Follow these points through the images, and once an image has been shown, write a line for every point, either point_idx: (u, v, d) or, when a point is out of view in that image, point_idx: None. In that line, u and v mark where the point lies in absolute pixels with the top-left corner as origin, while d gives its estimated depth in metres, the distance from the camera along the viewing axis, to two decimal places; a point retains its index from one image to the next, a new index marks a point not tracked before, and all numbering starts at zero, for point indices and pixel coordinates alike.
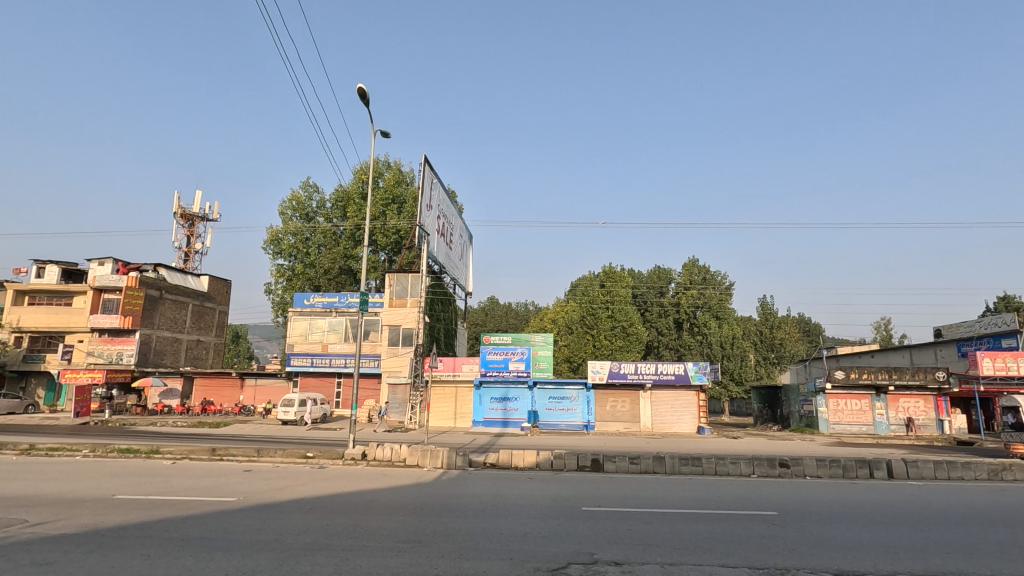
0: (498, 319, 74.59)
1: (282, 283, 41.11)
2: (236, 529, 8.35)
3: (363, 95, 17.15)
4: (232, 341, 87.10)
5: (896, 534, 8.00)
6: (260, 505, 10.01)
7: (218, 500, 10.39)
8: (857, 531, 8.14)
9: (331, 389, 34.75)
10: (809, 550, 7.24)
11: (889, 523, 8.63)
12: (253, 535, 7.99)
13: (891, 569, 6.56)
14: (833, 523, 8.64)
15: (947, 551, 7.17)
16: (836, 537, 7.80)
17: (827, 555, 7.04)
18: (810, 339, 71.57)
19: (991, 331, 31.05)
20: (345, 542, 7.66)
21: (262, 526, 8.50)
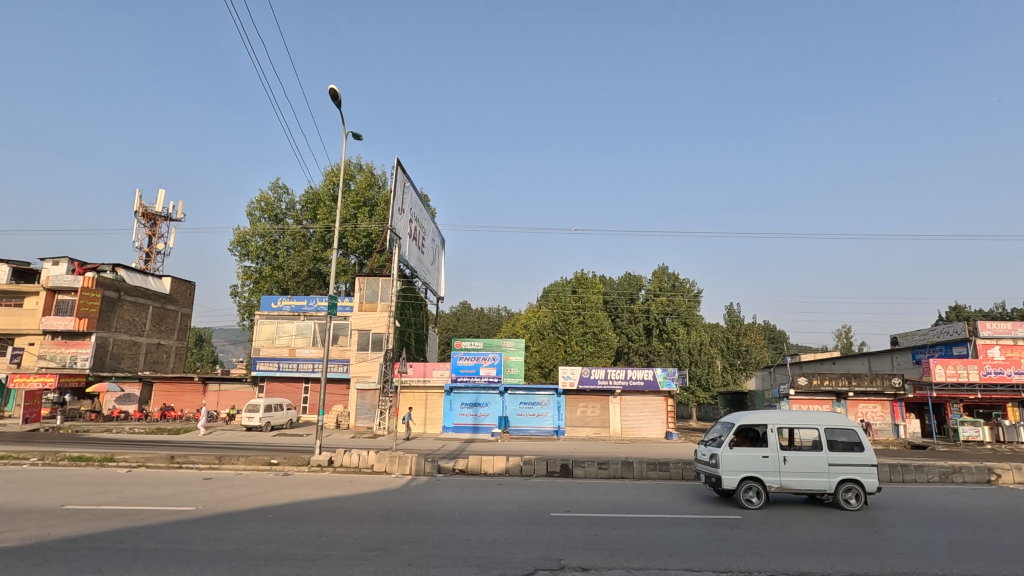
0: (469, 324, 74.88)
1: (248, 286, 40.01)
2: (193, 539, 7.96)
3: (333, 95, 16.87)
4: (194, 345, 84.80)
5: (853, 535, 8.12)
6: (220, 515, 9.56)
7: (174, 510, 9.89)
8: (815, 533, 8.23)
9: (298, 394, 33.92)
10: (771, 552, 7.28)
11: (844, 525, 8.76)
12: (210, 546, 7.61)
13: (846, 569, 6.61)
14: (793, 525, 8.73)
15: (904, 552, 7.24)
16: (796, 539, 7.87)
17: (790, 556, 7.08)
18: (775, 345, 73.46)
19: (942, 340, 32.21)
20: (308, 552, 7.35)
21: (220, 536, 8.12)
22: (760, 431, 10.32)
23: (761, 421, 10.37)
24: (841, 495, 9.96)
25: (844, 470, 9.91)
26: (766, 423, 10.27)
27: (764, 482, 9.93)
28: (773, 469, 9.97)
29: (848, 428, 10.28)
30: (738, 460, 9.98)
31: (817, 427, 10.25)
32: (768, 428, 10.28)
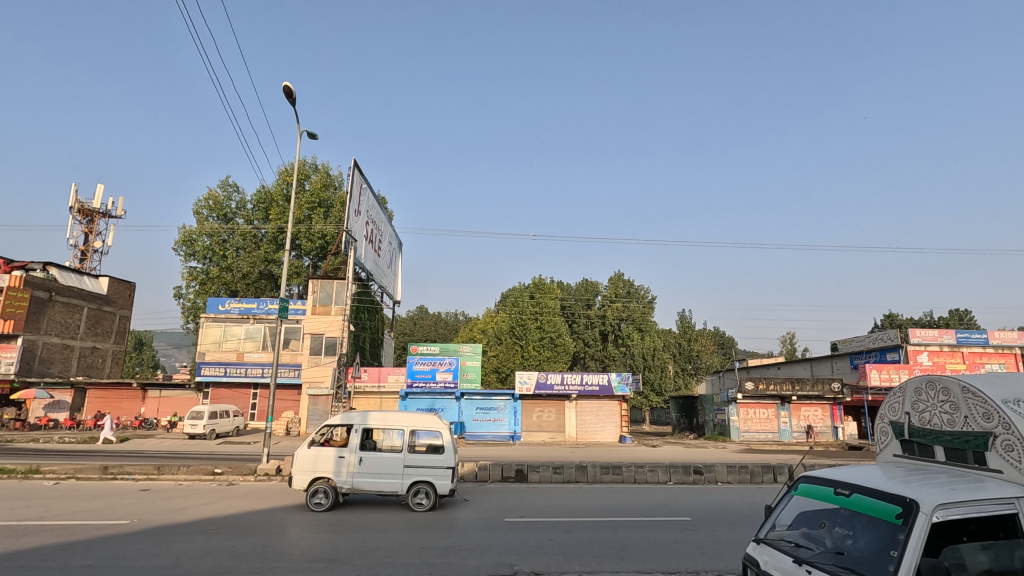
0: (426, 329, 74.15)
1: (193, 287, 38.22)
2: (128, 554, 7.48)
3: (287, 93, 16.44)
4: (133, 350, 80.26)
5: None
6: (157, 528, 9.04)
7: (107, 523, 9.26)
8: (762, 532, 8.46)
9: (246, 400, 32.66)
10: (719, 552, 7.40)
11: None
12: (148, 561, 7.17)
13: None
14: (740, 526, 8.95)
15: None
16: (742, 540, 8.03)
17: (736, 556, 7.22)
18: (724, 350, 75.91)
19: (877, 346, 34.05)
20: (254, 564, 7.03)
21: (158, 551, 7.66)
22: (348, 432, 10.65)
23: (351, 423, 10.72)
24: (415, 495, 10.33)
25: (415, 471, 10.26)
26: (353, 425, 10.63)
27: (335, 482, 10.25)
28: (346, 470, 10.31)
29: (434, 431, 10.72)
30: (313, 460, 10.31)
31: (404, 429, 10.65)
32: (353, 429, 10.60)
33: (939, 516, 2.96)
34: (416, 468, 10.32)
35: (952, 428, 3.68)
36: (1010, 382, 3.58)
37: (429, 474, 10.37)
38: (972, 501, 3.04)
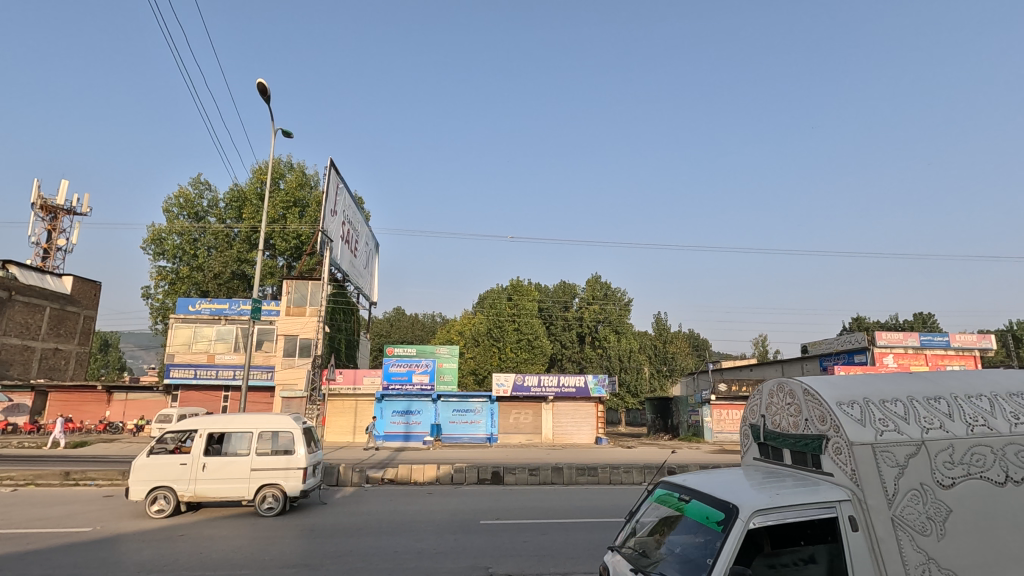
0: (403, 331, 73.61)
1: (162, 287, 37.17)
2: (89, 563, 7.16)
3: (262, 90, 16.14)
4: (98, 352, 77.67)
5: None
6: (121, 535, 8.70)
7: (69, 531, 8.87)
8: None
9: (216, 403, 31.79)
10: None
11: None
12: (110, 569, 6.88)
13: None
14: None
15: None
16: None
17: None
18: (698, 352, 76.96)
19: (845, 348, 34.92)
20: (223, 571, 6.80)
21: (121, 558, 7.36)
22: (191, 437, 10.16)
23: (195, 427, 10.21)
24: (264, 499, 9.96)
25: (263, 475, 9.92)
26: (197, 429, 10.13)
27: (176, 490, 9.80)
28: (188, 477, 9.87)
29: (284, 431, 10.34)
30: (153, 468, 9.79)
31: (252, 432, 10.23)
32: (196, 433, 10.14)
33: (754, 522, 3.01)
34: (265, 471, 9.99)
35: (796, 432, 3.65)
36: (853, 381, 3.54)
37: (280, 476, 10.07)
38: (797, 505, 3.07)
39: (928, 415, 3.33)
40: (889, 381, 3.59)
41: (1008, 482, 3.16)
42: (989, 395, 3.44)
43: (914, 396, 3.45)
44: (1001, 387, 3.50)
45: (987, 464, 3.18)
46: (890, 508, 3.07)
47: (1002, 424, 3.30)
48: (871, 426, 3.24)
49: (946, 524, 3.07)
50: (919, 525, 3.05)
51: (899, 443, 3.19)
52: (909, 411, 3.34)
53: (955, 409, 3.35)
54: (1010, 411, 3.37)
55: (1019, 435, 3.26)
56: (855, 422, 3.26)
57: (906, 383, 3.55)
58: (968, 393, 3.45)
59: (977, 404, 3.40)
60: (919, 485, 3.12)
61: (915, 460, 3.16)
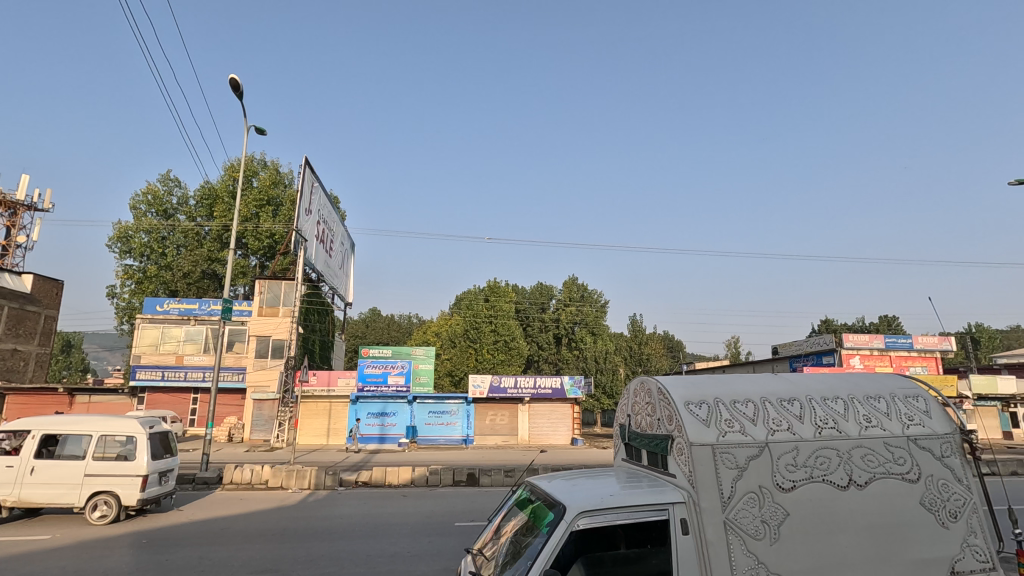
0: (379, 332, 73.12)
1: (129, 286, 36.09)
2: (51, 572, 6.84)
3: (234, 85, 15.83)
4: (60, 353, 75.14)
5: None
6: (85, 541, 8.34)
7: (26, 539, 8.44)
8: None
9: (185, 406, 31.07)
10: None
11: None
12: None
13: None
14: None
15: None
16: None
17: None
18: (672, 354, 77.97)
19: (814, 349, 35.69)
20: None
21: (84, 567, 7.07)
22: (24, 437, 9.47)
23: (29, 427, 9.51)
24: (94, 508, 9.11)
25: (95, 480, 9.12)
26: (29, 430, 9.42)
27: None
28: (14, 480, 9.20)
29: (125, 434, 9.53)
30: None
31: (90, 434, 9.47)
32: (29, 434, 9.43)
33: (580, 523, 2.65)
34: (100, 476, 9.20)
35: (649, 431, 3.26)
36: (708, 381, 3.16)
37: (117, 483, 9.22)
38: (627, 507, 2.70)
39: (778, 416, 2.97)
40: (748, 381, 3.24)
41: (851, 486, 2.79)
42: (845, 397, 3.09)
43: (769, 396, 3.08)
44: (858, 391, 3.16)
45: (831, 467, 2.82)
46: (725, 511, 2.68)
47: (851, 427, 2.96)
48: (714, 426, 2.86)
49: (781, 529, 2.67)
50: (752, 529, 2.65)
51: (741, 445, 2.82)
52: (758, 413, 2.97)
53: (806, 412, 2.99)
54: (863, 415, 3.03)
55: (867, 439, 2.91)
56: (698, 423, 2.88)
57: (762, 384, 3.16)
58: (824, 395, 3.10)
59: (830, 406, 3.05)
60: (758, 487, 2.74)
61: (756, 463, 2.79)
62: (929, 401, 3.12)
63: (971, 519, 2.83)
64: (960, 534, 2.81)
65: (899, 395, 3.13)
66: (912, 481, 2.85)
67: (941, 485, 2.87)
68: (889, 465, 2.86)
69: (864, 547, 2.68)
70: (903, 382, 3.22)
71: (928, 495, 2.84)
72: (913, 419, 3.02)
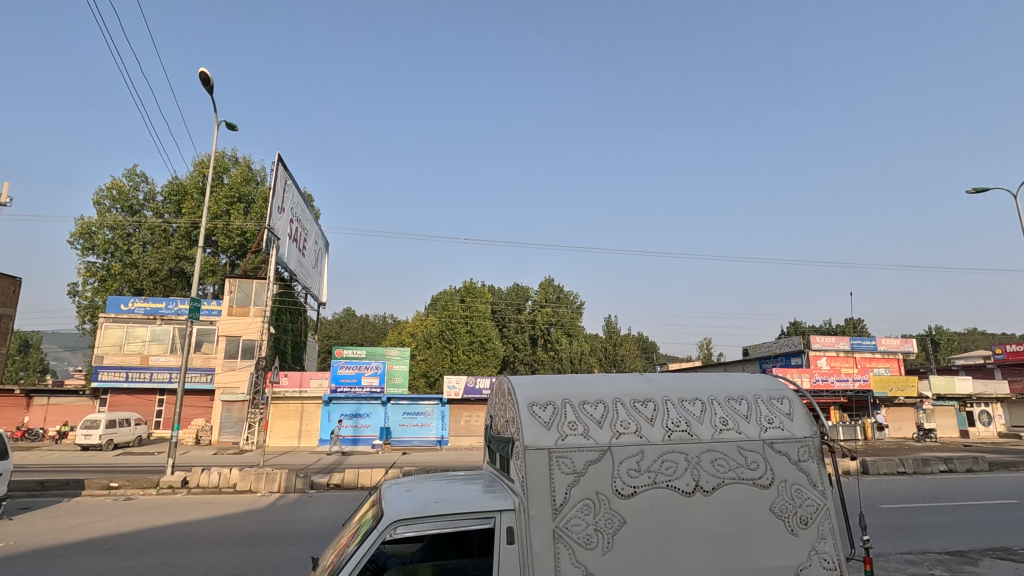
0: (353, 332, 72.34)
1: (91, 284, 34.90)
2: None
3: (204, 80, 15.50)
4: (16, 352, 72.14)
5: None
6: (40, 550, 8.10)
7: None
8: None
9: (150, 407, 30.35)
10: None
11: None
12: None
13: None
14: None
15: None
16: None
17: None
18: (646, 355, 78.90)
19: (782, 351, 36.61)
20: None
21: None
22: None
23: None
24: None
25: None
26: None
27: None
28: None
29: None
30: None
31: None
32: None
33: (393, 532, 2.74)
34: None
35: (503, 434, 3.36)
36: (564, 381, 3.28)
37: None
38: (443, 516, 2.79)
39: (627, 419, 3.11)
40: (609, 382, 3.37)
41: (696, 492, 2.96)
42: (705, 399, 3.28)
43: (622, 398, 3.21)
44: (722, 392, 3.36)
45: (677, 473, 2.98)
46: (554, 520, 2.79)
47: (705, 431, 3.14)
48: (555, 429, 2.98)
49: (614, 537, 2.82)
50: (582, 538, 2.78)
51: (581, 449, 2.93)
52: (607, 415, 3.10)
53: (659, 414, 3.15)
54: (720, 418, 3.21)
55: (719, 443, 3.10)
56: (539, 426, 2.99)
57: (617, 386, 3.29)
58: (684, 397, 3.27)
59: (687, 409, 3.21)
60: (594, 494, 2.87)
61: (595, 468, 2.91)
62: (793, 404, 3.37)
63: (822, 525, 3.09)
64: (810, 542, 3.05)
65: (763, 397, 3.37)
66: (764, 487, 3.06)
67: (794, 492, 3.10)
68: (740, 470, 3.06)
69: (704, 554, 2.86)
70: (769, 385, 3.45)
71: (780, 502, 3.06)
72: (772, 422, 3.26)
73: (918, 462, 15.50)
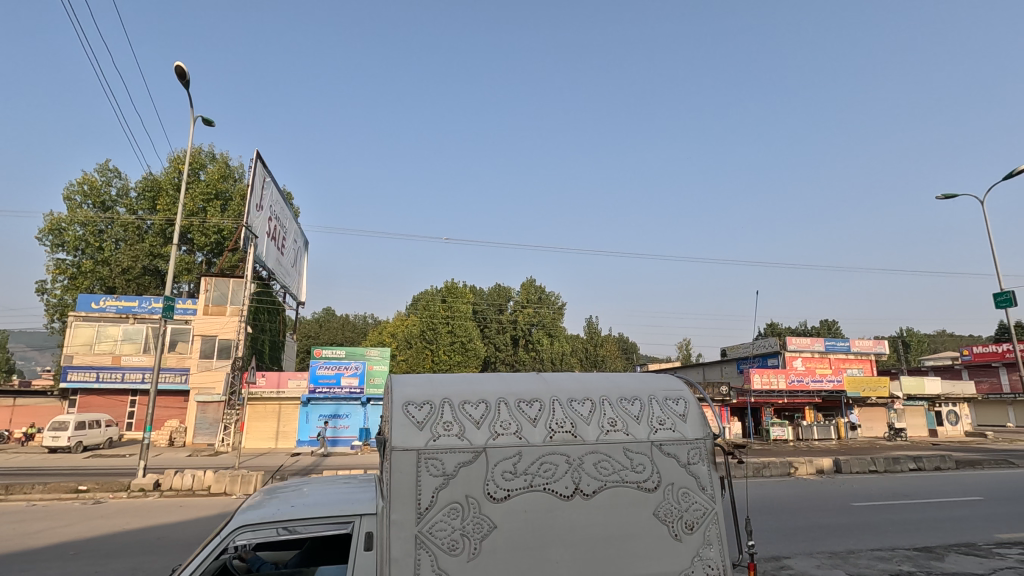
0: (332, 332, 71.30)
1: (61, 281, 33.78)
2: None
3: (180, 73, 15.06)
4: None
5: None
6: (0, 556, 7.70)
7: None
8: None
9: (121, 408, 29.48)
10: None
11: None
12: None
13: None
14: None
15: None
16: None
17: None
18: (627, 356, 79.35)
19: (760, 352, 37.02)
20: None
21: None
22: None
23: None
24: None
25: None
26: None
27: None
28: None
29: None
30: None
31: None
32: None
33: (235, 538, 2.81)
34: None
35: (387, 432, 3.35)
36: (451, 381, 3.25)
37: None
38: (288, 522, 2.85)
39: (508, 420, 3.07)
40: (500, 382, 3.33)
41: (576, 495, 2.92)
42: (595, 399, 3.22)
43: (508, 398, 3.16)
44: (616, 392, 3.31)
45: (556, 476, 2.94)
46: (418, 524, 2.79)
47: (591, 432, 3.10)
48: (427, 430, 2.96)
49: (481, 542, 2.80)
50: (446, 543, 2.77)
51: (453, 450, 2.91)
52: (488, 416, 3.06)
53: (543, 415, 3.10)
54: (609, 419, 3.16)
55: (604, 445, 3.06)
56: (411, 425, 2.98)
57: (506, 386, 3.24)
58: (574, 396, 3.22)
59: (575, 409, 3.16)
60: (465, 497, 2.85)
61: (467, 470, 2.89)
62: (689, 404, 3.29)
63: (708, 530, 3.06)
64: (694, 546, 3.03)
65: (658, 397, 3.31)
66: (649, 490, 3.03)
67: (680, 495, 3.07)
68: (623, 473, 3.02)
69: (576, 560, 2.83)
70: (668, 386, 3.38)
71: (664, 506, 3.03)
72: (663, 423, 3.21)
73: (890, 461, 15.78)
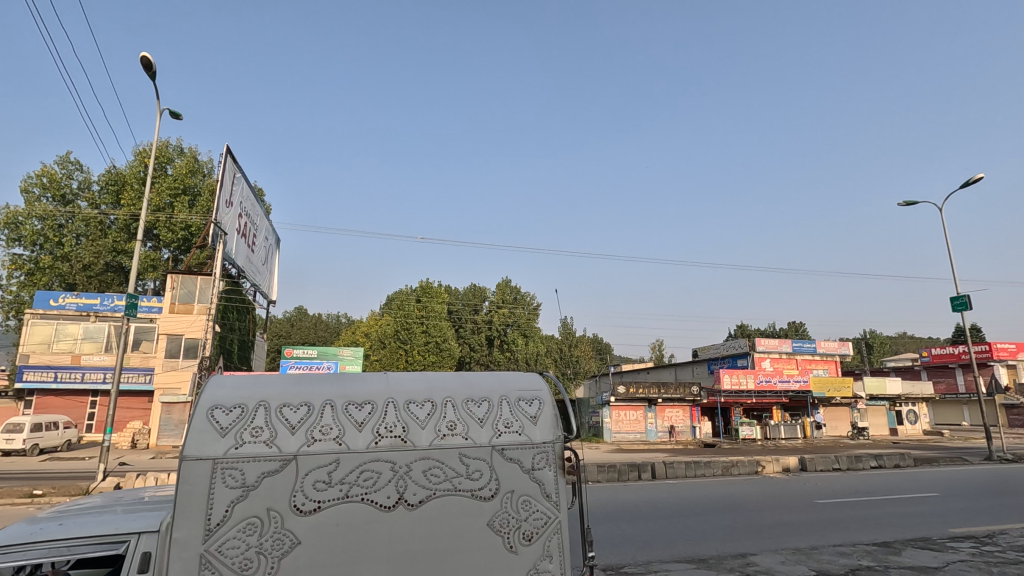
0: (304, 332, 70.10)
1: (17, 278, 32.31)
2: None
3: (144, 64, 14.51)
4: None
5: (652, 527, 8.65)
6: None
7: None
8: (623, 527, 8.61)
9: (81, 410, 28.37)
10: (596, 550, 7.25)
11: (647, 518, 9.29)
12: None
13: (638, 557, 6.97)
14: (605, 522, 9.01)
15: (691, 539, 7.90)
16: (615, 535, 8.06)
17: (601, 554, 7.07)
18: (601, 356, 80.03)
19: (730, 352, 37.66)
20: None
21: None
22: None
23: None
24: None
25: None
26: None
27: None
28: None
29: None
30: None
31: None
32: None
33: None
34: None
35: None
36: (276, 376, 2.69)
37: None
38: (41, 543, 2.51)
39: (329, 423, 2.54)
40: (334, 378, 2.80)
41: (399, 506, 2.48)
42: (438, 401, 2.72)
43: (335, 399, 2.62)
44: (465, 392, 2.83)
45: (378, 485, 2.47)
46: (204, 543, 2.30)
47: (424, 437, 2.62)
48: (229, 436, 2.42)
49: (280, 561, 2.33)
50: (236, 564, 2.29)
51: (256, 458, 2.40)
52: (307, 419, 2.53)
53: (372, 418, 2.60)
54: (449, 422, 2.69)
55: (438, 450, 2.60)
56: (210, 432, 2.41)
57: (337, 382, 2.72)
58: (413, 397, 2.71)
59: (413, 410, 2.67)
60: (265, 512, 2.36)
61: (270, 480, 2.39)
62: (544, 405, 2.89)
63: (549, 542, 2.67)
64: (532, 559, 2.63)
65: (512, 398, 2.86)
66: (485, 498, 2.62)
67: (521, 504, 2.67)
68: (457, 481, 2.59)
69: None
70: (522, 384, 2.96)
71: (501, 516, 2.63)
72: (510, 425, 2.77)
73: (853, 459, 16.12)
